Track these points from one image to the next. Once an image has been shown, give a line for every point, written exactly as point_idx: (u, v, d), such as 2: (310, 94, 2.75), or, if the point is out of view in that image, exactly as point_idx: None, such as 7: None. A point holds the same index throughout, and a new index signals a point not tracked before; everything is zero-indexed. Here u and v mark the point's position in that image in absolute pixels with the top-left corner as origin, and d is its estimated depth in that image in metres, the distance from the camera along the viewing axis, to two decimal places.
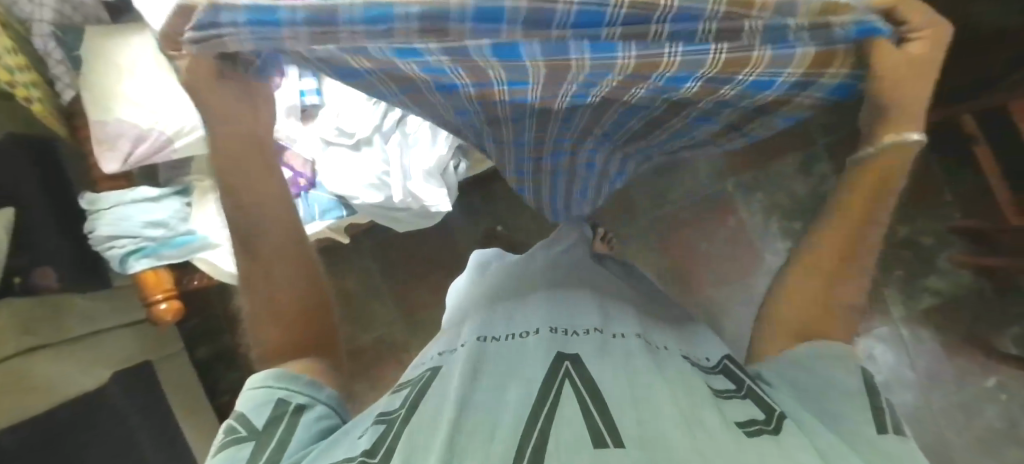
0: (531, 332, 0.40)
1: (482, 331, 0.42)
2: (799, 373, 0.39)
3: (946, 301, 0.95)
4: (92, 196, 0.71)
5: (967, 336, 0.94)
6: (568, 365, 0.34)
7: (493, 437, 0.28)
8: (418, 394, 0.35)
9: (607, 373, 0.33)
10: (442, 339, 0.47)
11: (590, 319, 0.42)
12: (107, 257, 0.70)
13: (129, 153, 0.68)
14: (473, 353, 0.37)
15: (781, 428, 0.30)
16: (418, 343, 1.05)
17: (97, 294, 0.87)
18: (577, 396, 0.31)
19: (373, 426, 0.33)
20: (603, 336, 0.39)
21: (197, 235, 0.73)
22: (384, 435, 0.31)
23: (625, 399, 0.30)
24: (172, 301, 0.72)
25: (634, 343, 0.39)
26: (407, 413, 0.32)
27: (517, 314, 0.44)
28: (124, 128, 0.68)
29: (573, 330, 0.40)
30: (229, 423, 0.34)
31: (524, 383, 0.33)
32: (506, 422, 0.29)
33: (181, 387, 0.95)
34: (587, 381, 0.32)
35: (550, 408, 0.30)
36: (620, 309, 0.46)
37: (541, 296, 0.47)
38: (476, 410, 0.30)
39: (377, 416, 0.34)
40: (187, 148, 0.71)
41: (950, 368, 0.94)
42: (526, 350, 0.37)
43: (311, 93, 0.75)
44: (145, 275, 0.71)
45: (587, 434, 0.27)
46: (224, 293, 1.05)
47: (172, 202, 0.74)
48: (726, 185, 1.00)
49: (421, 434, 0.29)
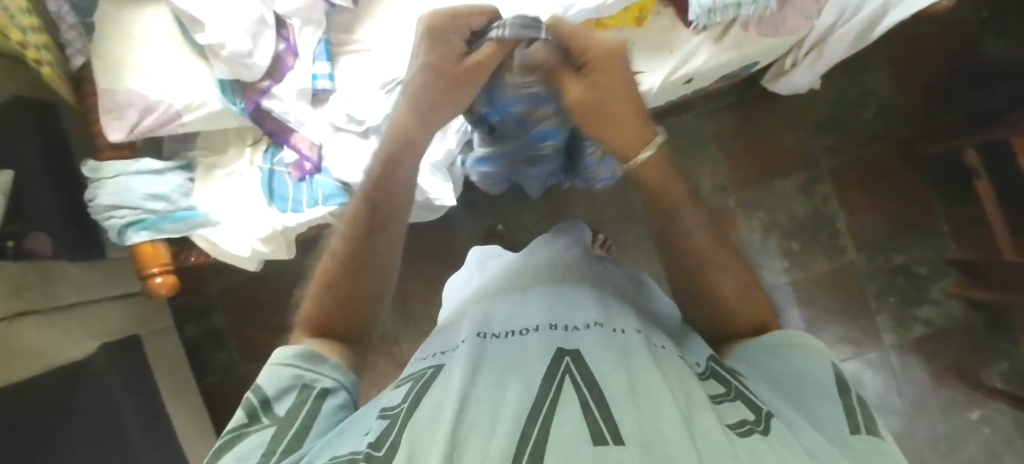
0: (531, 329, 0.40)
1: (481, 327, 0.42)
2: (774, 364, 0.39)
3: (937, 331, 0.96)
4: (94, 164, 0.70)
5: (955, 368, 0.95)
6: (568, 361, 0.34)
7: (493, 435, 0.28)
8: (420, 390, 0.35)
9: (608, 368, 0.33)
10: (439, 336, 0.47)
11: (590, 315, 0.42)
12: (106, 226, 0.70)
13: (135, 123, 0.68)
14: (474, 351, 0.37)
15: (771, 428, 0.29)
16: (410, 336, 1.04)
17: (90, 264, 0.85)
18: (577, 393, 0.30)
19: (377, 422, 0.33)
20: (603, 331, 0.39)
21: (198, 211, 0.72)
22: (388, 430, 0.31)
23: (625, 395, 0.30)
24: (167, 276, 0.72)
25: (635, 336, 0.39)
26: (408, 411, 0.32)
27: (517, 310, 0.44)
28: (134, 98, 0.67)
29: (573, 326, 0.40)
30: (246, 400, 0.37)
31: (524, 380, 0.33)
32: (506, 419, 0.29)
33: (166, 365, 0.94)
34: (587, 377, 0.32)
35: (549, 406, 0.29)
36: (622, 306, 0.46)
37: (541, 293, 0.47)
38: (477, 408, 0.30)
39: (380, 412, 0.34)
40: (194, 123, 0.70)
41: (937, 398, 0.95)
42: (527, 348, 0.37)
43: (324, 77, 0.76)
44: (143, 247, 0.71)
45: (586, 432, 0.27)
46: (218, 272, 1.04)
47: (174, 177, 0.74)
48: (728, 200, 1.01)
49: (424, 429, 0.29)
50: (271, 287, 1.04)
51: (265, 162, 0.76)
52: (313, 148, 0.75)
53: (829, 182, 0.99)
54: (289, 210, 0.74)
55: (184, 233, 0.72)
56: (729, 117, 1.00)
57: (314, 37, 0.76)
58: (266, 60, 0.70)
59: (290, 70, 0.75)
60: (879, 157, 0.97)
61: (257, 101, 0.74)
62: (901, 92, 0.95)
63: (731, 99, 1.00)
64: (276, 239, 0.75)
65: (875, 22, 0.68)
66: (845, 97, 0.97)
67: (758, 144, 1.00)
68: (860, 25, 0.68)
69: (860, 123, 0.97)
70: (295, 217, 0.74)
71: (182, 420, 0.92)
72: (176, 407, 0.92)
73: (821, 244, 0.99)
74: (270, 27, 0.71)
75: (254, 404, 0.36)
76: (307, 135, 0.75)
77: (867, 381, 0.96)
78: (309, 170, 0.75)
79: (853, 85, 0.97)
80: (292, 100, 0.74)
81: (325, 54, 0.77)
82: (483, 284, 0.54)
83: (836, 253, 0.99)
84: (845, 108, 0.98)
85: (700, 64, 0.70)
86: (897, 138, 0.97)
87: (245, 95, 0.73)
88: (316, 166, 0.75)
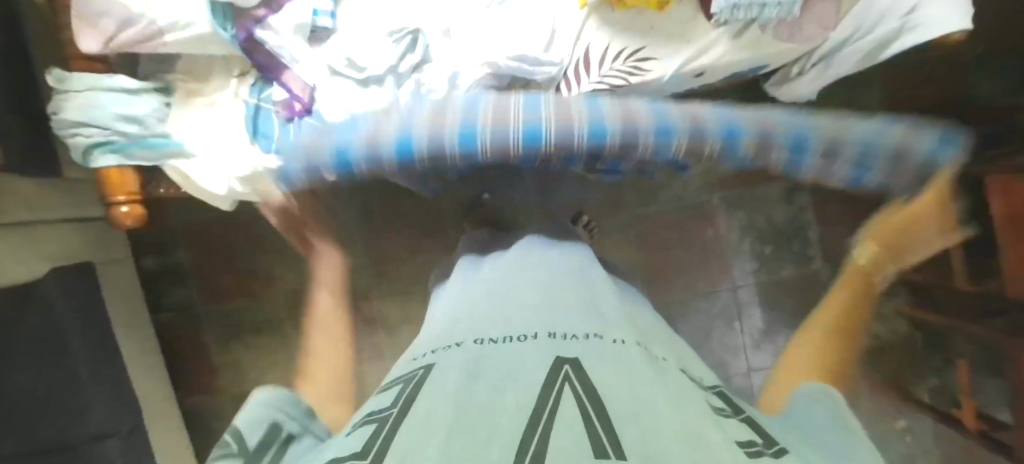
0: (529, 335, 0.42)
1: (479, 333, 0.43)
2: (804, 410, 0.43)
3: (883, 344, 1.02)
4: (60, 74, 0.64)
5: (892, 381, 1.02)
6: (568, 370, 0.35)
7: (488, 441, 0.28)
8: (412, 394, 0.36)
9: (607, 381, 0.34)
10: (433, 335, 0.49)
11: (591, 326, 0.44)
12: (70, 144, 0.65)
13: (112, 35, 0.62)
14: (471, 359, 0.39)
15: (780, 452, 0.30)
16: (381, 294, 1.03)
17: (44, 183, 0.78)
18: (577, 401, 0.31)
19: (362, 429, 0.33)
20: (603, 341, 0.41)
21: (173, 141, 0.69)
22: (374, 436, 0.31)
23: (625, 406, 0.31)
24: (135, 206, 0.69)
25: (632, 345, 0.42)
26: (398, 416, 0.33)
27: (512, 315, 0.46)
28: (112, 6, 0.60)
29: (572, 334, 0.42)
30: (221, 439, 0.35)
31: (522, 390, 0.33)
32: (503, 430, 0.29)
33: (122, 294, 0.89)
34: (587, 386, 0.33)
35: (549, 419, 0.29)
36: (615, 317, 0.48)
37: (537, 297, 0.49)
38: (477, 415, 0.31)
39: (370, 417, 0.35)
40: (179, 44, 0.65)
41: (872, 405, 1.02)
42: (526, 358, 0.38)
43: (325, 14, 0.71)
44: (111, 172, 0.67)
45: (589, 444, 0.26)
46: (185, 208, 0.98)
47: (151, 99, 0.69)
48: (713, 198, 1.03)
49: (417, 437, 0.29)
50: (242, 230, 0.99)
51: (251, 96, 0.72)
52: (305, 90, 0.71)
53: (808, 192, 1.02)
54: (271, 151, 0.71)
55: (156, 163, 0.69)
56: None
57: None
58: None
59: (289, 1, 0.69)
60: None
61: (250, 30, 0.69)
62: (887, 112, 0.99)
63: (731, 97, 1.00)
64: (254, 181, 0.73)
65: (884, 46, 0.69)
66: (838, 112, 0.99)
67: None
68: (871, 44, 0.69)
69: None
70: (278, 160, 0.72)
71: (133, 355, 0.88)
72: (129, 340, 0.88)
73: (793, 250, 1.03)
74: None
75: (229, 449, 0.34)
76: (300, 76, 0.71)
77: None
78: (298, 111, 0.71)
79: (844, 103, 0.99)
80: (290, 34, 0.69)
81: None
82: (478, 284, 0.56)
83: (804, 261, 1.03)
84: None
85: (715, 57, 0.71)
86: None
87: (236, 21, 0.68)
88: (307, 108, 0.71)
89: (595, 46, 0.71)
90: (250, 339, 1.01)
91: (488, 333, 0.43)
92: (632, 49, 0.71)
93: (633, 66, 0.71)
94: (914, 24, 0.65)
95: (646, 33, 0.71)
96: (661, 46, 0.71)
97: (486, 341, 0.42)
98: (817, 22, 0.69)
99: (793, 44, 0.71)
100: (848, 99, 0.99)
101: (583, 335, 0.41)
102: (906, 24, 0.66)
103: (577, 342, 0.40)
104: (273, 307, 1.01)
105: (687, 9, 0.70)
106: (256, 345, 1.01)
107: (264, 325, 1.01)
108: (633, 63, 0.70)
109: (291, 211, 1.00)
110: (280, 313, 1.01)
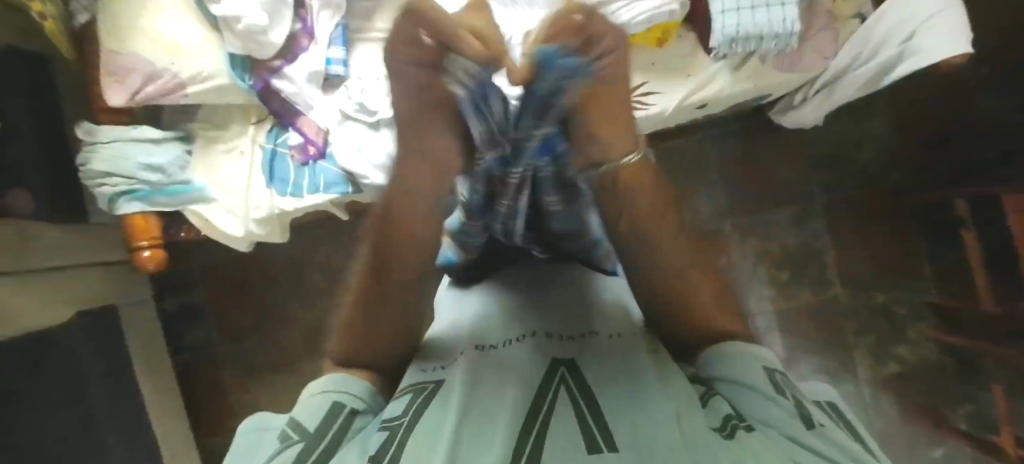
0: (523, 336, 0.41)
1: (479, 338, 0.43)
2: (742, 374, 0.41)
3: (910, 371, 0.99)
4: (89, 128, 0.68)
5: (922, 408, 0.98)
6: (564, 370, 0.36)
7: (492, 441, 0.30)
8: (420, 399, 0.36)
9: (603, 380, 0.34)
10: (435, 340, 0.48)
11: (586, 322, 0.44)
12: (97, 194, 0.69)
13: (137, 89, 0.67)
14: (472, 361, 0.39)
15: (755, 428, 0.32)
16: None
17: (71, 228, 0.80)
18: (573, 404, 0.32)
19: (379, 432, 0.34)
20: (597, 339, 0.41)
21: (194, 187, 0.72)
22: (388, 442, 0.32)
23: (618, 403, 0.32)
24: (156, 250, 0.72)
25: (632, 340, 0.41)
26: (409, 422, 0.34)
27: (509, 315, 0.45)
28: (138, 63, 0.67)
29: (566, 335, 0.41)
30: (281, 430, 0.36)
31: (521, 386, 0.34)
32: (502, 425, 0.30)
33: (144, 336, 0.91)
34: (583, 389, 0.33)
35: (544, 418, 0.31)
36: (616, 308, 0.47)
37: (538, 296, 0.48)
38: (477, 415, 0.32)
39: (383, 423, 0.35)
40: (200, 95, 0.70)
41: (904, 434, 0.97)
42: (520, 358, 0.38)
43: (337, 62, 0.74)
44: (134, 218, 0.71)
45: (582, 444, 0.28)
46: (203, 248, 1.01)
47: (172, 148, 0.73)
48: (723, 225, 1.02)
49: (423, 445, 0.31)
50: (259, 269, 1.02)
51: (269, 141, 0.75)
52: (319, 133, 0.74)
53: (821, 217, 1.01)
54: (288, 194, 0.73)
55: (175, 208, 0.72)
56: (733, 142, 1.02)
57: (332, 23, 0.74)
58: (280, 38, 0.69)
59: (305, 51, 0.73)
60: (870, 198, 1.01)
61: (266, 80, 0.73)
62: (896, 136, 0.99)
63: (739, 123, 1.01)
64: (272, 222, 0.75)
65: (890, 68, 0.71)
66: (843, 136, 1.00)
67: (756, 175, 1.02)
68: (875, 67, 0.71)
69: (857, 165, 1.00)
70: (294, 201, 0.73)
71: (153, 393, 0.88)
72: (149, 382, 0.88)
73: (808, 276, 1.01)
74: (288, 6, 0.70)
75: (287, 431, 0.35)
76: (314, 120, 0.74)
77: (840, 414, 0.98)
78: (312, 154, 0.74)
79: (850, 126, 1.00)
80: (304, 83, 0.72)
81: (342, 39, 0.75)
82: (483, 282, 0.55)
83: (821, 286, 1.01)
84: (846, 146, 1.00)
85: (715, 90, 0.73)
86: (889, 183, 1.00)
87: (255, 72, 0.72)
88: (321, 152, 0.74)
89: None
90: (267, 377, 1.01)
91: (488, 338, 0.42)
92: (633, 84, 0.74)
93: (636, 100, 0.73)
94: (914, 50, 0.68)
95: (647, 69, 0.74)
96: (663, 80, 0.73)
97: (485, 345, 0.41)
98: (816, 52, 0.73)
99: (792, 74, 0.74)
100: (856, 123, 0.99)
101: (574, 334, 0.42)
102: (905, 50, 0.68)
103: (574, 344, 0.40)
104: (289, 345, 1.02)
105: (687, 44, 0.74)
106: (273, 383, 1.01)
107: (280, 363, 1.02)
108: (636, 97, 0.72)
109: (304, 249, 1.02)
110: (295, 350, 1.02)
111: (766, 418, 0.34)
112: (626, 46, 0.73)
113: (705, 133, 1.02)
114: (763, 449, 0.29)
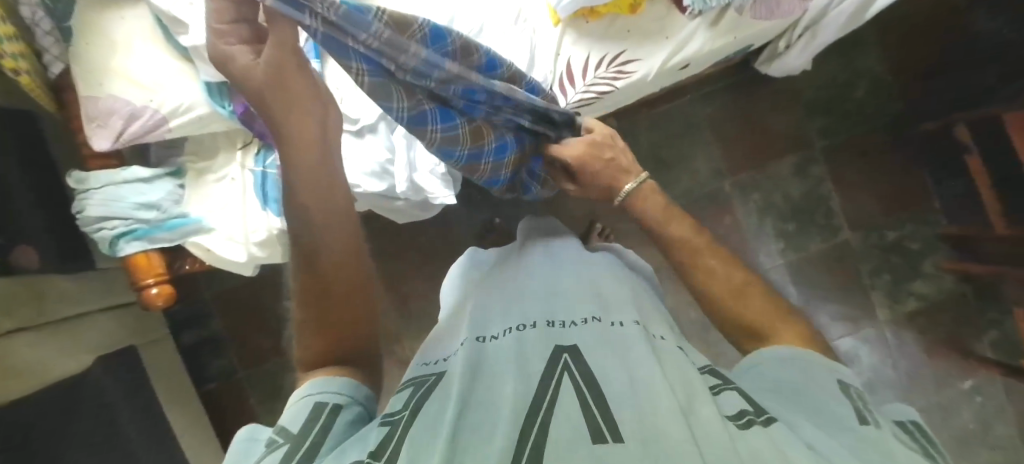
0: (528, 325, 0.40)
1: (480, 329, 0.42)
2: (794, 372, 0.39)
3: (931, 306, 0.97)
4: (80, 176, 0.69)
5: (947, 339, 0.97)
6: (567, 358, 0.35)
7: (494, 435, 0.29)
8: (422, 394, 0.36)
9: (607, 367, 0.34)
10: (434, 338, 0.47)
11: (588, 306, 0.43)
12: (97, 239, 0.70)
13: (121, 130, 0.68)
14: (473, 353, 0.38)
15: (772, 421, 0.31)
16: (415, 333, 1.06)
17: (78, 276, 0.81)
18: (577, 392, 0.32)
19: (379, 429, 0.34)
20: (601, 325, 0.40)
21: (191, 218, 0.72)
22: (391, 434, 0.32)
23: (622, 392, 0.32)
24: (163, 285, 0.73)
25: (631, 323, 0.40)
26: (410, 416, 0.34)
27: (511, 307, 0.44)
28: (118, 104, 0.67)
29: (569, 321, 0.40)
30: (269, 434, 0.35)
31: (523, 376, 0.34)
32: (504, 415, 0.30)
33: (167, 372, 0.92)
34: (587, 378, 0.33)
35: (548, 408, 0.31)
36: (618, 290, 0.46)
37: (539, 284, 0.47)
38: (478, 411, 0.32)
39: (383, 418, 0.36)
40: (184, 127, 0.70)
41: (932, 369, 0.96)
42: (522, 349, 0.37)
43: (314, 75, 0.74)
44: (137, 257, 0.71)
45: (586, 435, 0.28)
46: (213, 277, 1.02)
47: (164, 184, 0.73)
48: (723, 184, 1.01)
49: (425, 435, 0.31)
50: (269, 291, 1.03)
51: (257, 165, 0.74)
52: None
53: (821, 163, 1.00)
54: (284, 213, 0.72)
55: (176, 243, 0.72)
56: (723, 99, 1.00)
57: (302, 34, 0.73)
58: None
59: None
60: (867, 136, 0.99)
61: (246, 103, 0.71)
62: (889, 71, 0.97)
63: (726, 79, 1.00)
64: (272, 243, 0.75)
65: (869, 2, 0.71)
66: (835, 77, 0.98)
67: (751, 129, 1.01)
68: (855, 4, 0.70)
69: (852, 105, 0.98)
70: None
71: (183, 428, 0.89)
72: (178, 415, 0.89)
73: (816, 225, 1.00)
74: None
75: (273, 434, 0.35)
76: None
77: (865, 357, 0.97)
78: None
79: (841, 67, 0.98)
80: None
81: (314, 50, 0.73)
82: (478, 282, 0.53)
83: (830, 233, 1.00)
84: (837, 88, 0.98)
85: (695, 48, 0.72)
86: (887, 119, 0.98)
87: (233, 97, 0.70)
88: None
89: (575, 58, 0.73)
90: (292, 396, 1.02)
91: (489, 330, 0.41)
92: (613, 54, 0.72)
93: (617, 70, 0.72)
94: None
95: (624, 37, 0.72)
96: (642, 46, 0.72)
97: (485, 337, 0.41)
98: None
99: (773, 20, 0.72)
100: (846, 62, 0.98)
101: (575, 324, 0.40)
102: None
103: (576, 330, 0.39)
104: None
105: (661, 6, 0.72)
106: None
107: None
108: (616, 67, 0.72)
109: None
110: None
111: (827, 424, 0.33)
112: (600, 16, 0.72)
113: (694, 94, 1.00)
114: (776, 447, 0.28)
